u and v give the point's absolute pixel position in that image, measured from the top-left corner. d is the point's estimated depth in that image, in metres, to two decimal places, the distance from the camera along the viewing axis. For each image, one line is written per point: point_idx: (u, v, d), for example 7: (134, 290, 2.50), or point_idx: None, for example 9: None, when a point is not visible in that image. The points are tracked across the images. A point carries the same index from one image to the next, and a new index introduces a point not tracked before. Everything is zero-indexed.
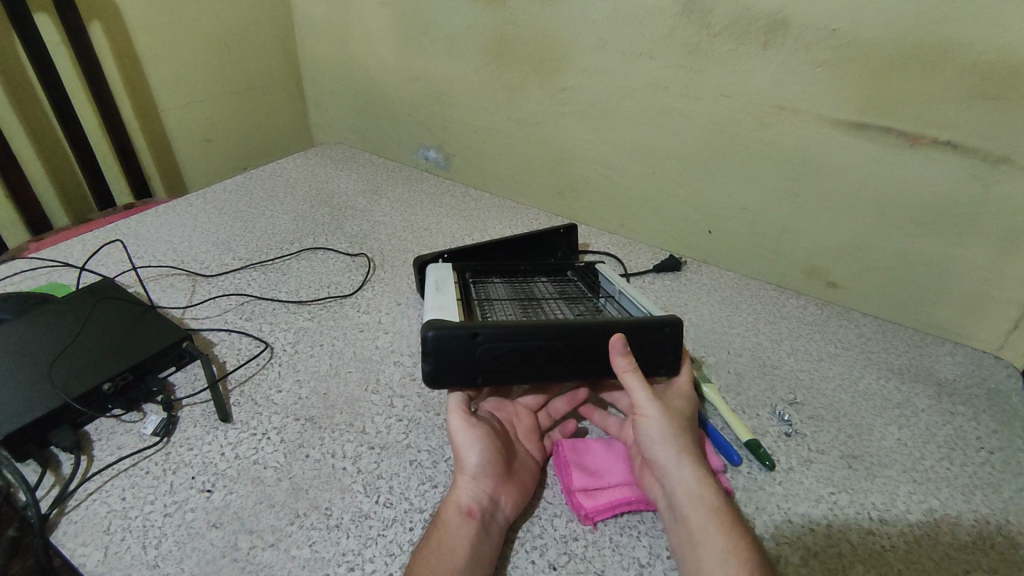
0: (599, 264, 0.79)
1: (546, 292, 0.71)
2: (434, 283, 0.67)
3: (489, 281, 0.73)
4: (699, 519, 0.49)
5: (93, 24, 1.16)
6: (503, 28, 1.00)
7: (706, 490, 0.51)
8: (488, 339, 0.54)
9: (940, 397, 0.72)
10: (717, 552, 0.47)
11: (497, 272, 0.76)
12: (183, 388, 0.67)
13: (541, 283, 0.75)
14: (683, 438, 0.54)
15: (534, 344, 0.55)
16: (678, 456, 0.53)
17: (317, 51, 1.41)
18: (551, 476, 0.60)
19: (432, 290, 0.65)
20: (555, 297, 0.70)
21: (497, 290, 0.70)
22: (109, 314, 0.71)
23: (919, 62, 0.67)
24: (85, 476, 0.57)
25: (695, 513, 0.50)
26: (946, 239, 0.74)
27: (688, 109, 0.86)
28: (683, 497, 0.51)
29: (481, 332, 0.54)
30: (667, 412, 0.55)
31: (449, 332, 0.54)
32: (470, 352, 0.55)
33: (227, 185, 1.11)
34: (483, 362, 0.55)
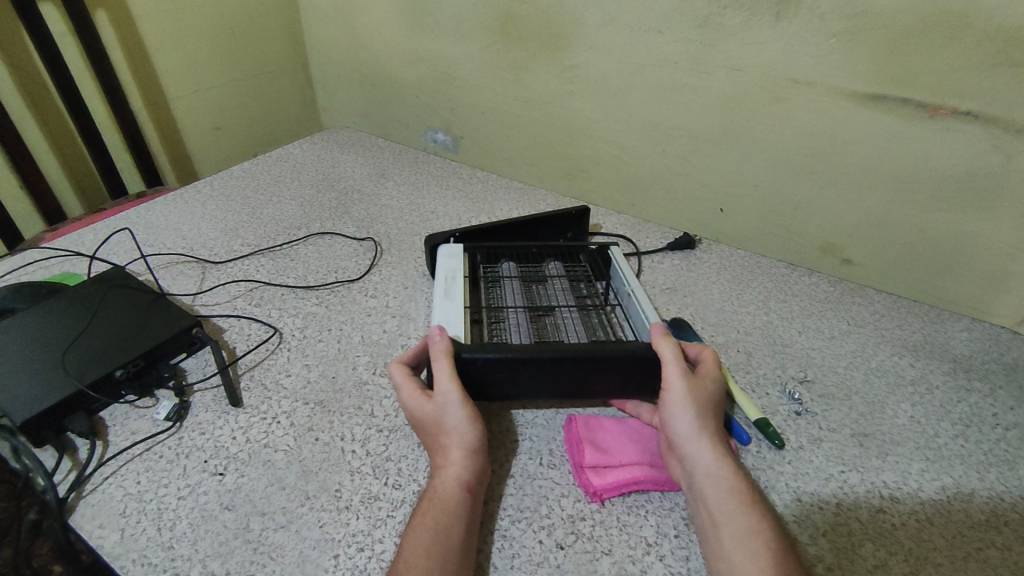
0: (611, 246, 0.77)
1: (557, 288, 0.70)
2: (443, 282, 0.66)
3: (500, 275, 0.72)
4: (719, 502, 0.49)
5: (99, 13, 1.16)
6: (508, 6, 0.98)
7: (727, 472, 0.50)
8: (489, 362, 0.55)
9: (956, 373, 0.71)
10: (739, 534, 0.46)
11: (507, 262, 0.75)
12: (194, 373, 0.68)
13: (553, 273, 0.74)
14: (705, 417, 0.54)
15: (535, 367, 0.56)
16: (698, 435, 0.52)
17: (322, 34, 1.40)
18: (560, 454, 0.60)
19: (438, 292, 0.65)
20: (567, 295, 0.69)
21: (506, 287, 0.69)
22: (120, 302, 0.71)
23: (940, 29, 0.64)
24: (102, 460, 0.58)
25: (716, 492, 0.49)
26: (966, 212, 0.72)
27: (698, 84, 0.84)
28: (704, 477, 0.50)
29: (479, 359, 0.55)
30: (694, 394, 0.54)
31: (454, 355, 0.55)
32: (472, 374, 0.56)
33: (234, 171, 1.11)
34: (484, 381, 0.57)
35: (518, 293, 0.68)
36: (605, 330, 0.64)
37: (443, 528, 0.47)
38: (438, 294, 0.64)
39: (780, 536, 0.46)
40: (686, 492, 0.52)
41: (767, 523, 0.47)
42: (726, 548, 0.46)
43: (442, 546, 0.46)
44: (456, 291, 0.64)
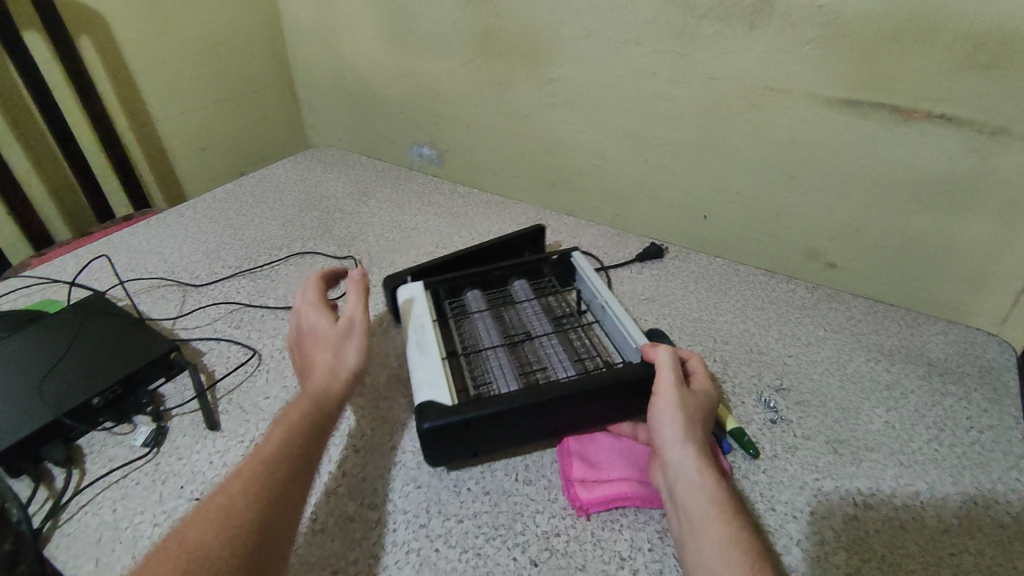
0: (572, 253, 0.78)
1: (527, 312, 0.70)
2: (414, 334, 0.64)
3: (468, 310, 0.70)
4: (699, 510, 0.48)
5: (82, 39, 1.18)
6: (488, 20, 0.99)
7: (709, 482, 0.50)
8: (482, 420, 0.54)
9: (931, 377, 0.71)
10: (717, 544, 0.46)
11: (471, 292, 0.73)
12: (173, 399, 0.68)
13: (521, 295, 0.73)
14: (692, 425, 0.54)
15: (526, 417, 0.55)
16: (683, 443, 0.52)
17: (307, 53, 1.41)
18: (541, 470, 0.60)
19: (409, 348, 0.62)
20: (539, 318, 0.69)
21: (477, 323, 0.68)
22: (99, 328, 0.71)
23: (909, 34, 0.65)
24: (78, 489, 0.59)
25: (696, 501, 0.49)
26: (940, 213, 0.73)
27: (676, 94, 0.85)
28: (684, 485, 0.50)
29: (473, 418, 0.53)
30: (683, 403, 0.55)
31: (446, 422, 0.53)
32: (468, 432, 0.54)
33: (216, 193, 1.12)
34: (479, 437, 0.55)
35: (491, 326, 0.67)
36: (591, 356, 0.64)
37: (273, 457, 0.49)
38: (410, 350, 0.62)
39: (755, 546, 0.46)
40: (665, 500, 0.52)
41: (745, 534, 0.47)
42: (701, 559, 0.46)
43: (272, 472, 0.48)
44: (429, 342, 0.62)
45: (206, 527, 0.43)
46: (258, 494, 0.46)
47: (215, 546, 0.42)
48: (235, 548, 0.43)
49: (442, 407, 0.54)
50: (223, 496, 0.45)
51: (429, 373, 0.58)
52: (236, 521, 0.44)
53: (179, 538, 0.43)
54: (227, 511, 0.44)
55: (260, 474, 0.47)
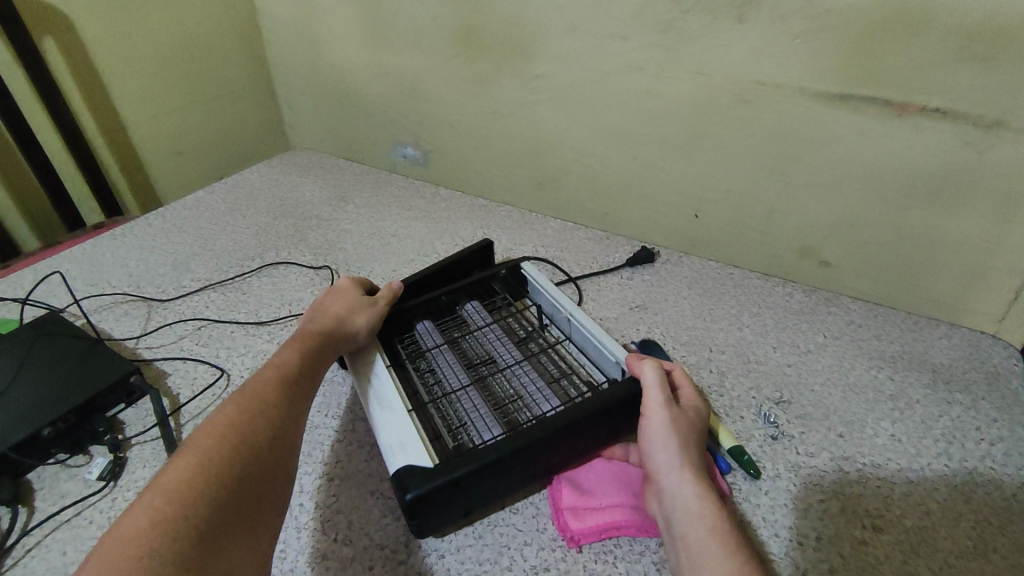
0: (521, 263, 0.73)
1: (487, 338, 0.65)
2: (374, 384, 0.57)
3: (423, 346, 0.64)
4: (700, 542, 0.44)
5: (44, 39, 1.12)
6: (468, 16, 0.95)
7: (709, 510, 0.46)
8: (471, 476, 0.48)
9: (936, 385, 0.68)
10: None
11: (423, 327, 0.67)
12: (133, 426, 0.64)
13: (475, 319, 0.68)
14: (687, 448, 0.50)
15: (516, 464, 0.50)
16: (678, 467, 0.48)
17: (284, 52, 1.36)
18: (529, 498, 0.56)
19: (371, 404, 0.55)
20: (500, 342, 0.64)
21: (437, 363, 0.61)
22: (52, 350, 0.67)
23: (904, 25, 0.62)
24: (26, 530, 0.54)
25: (696, 531, 0.45)
26: (939, 212, 0.70)
27: (664, 91, 0.81)
28: (683, 514, 0.46)
29: (460, 477, 0.47)
30: (675, 421, 0.51)
31: (432, 487, 0.46)
32: (457, 493, 0.48)
33: (186, 200, 1.07)
34: (471, 496, 0.49)
35: (453, 363, 0.61)
36: (568, 379, 0.60)
37: (248, 415, 0.48)
38: (372, 406, 0.55)
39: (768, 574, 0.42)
40: (664, 532, 0.48)
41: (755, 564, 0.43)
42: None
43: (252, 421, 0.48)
44: (392, 391, 0.55)
45: (188, 470, 0.42)
46: (237, 444, 0.45)
47: (205, 486, 0.41)
48: (222, 487, 0.41)
49: (423, 471, 0.47)
50: (197, 447, 0.44)
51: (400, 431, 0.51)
52: (221, 465, 0.43)
53: (159, 482, 0.41)
54: (206, 455, 0.43)
55: (238, 427, 0.46)
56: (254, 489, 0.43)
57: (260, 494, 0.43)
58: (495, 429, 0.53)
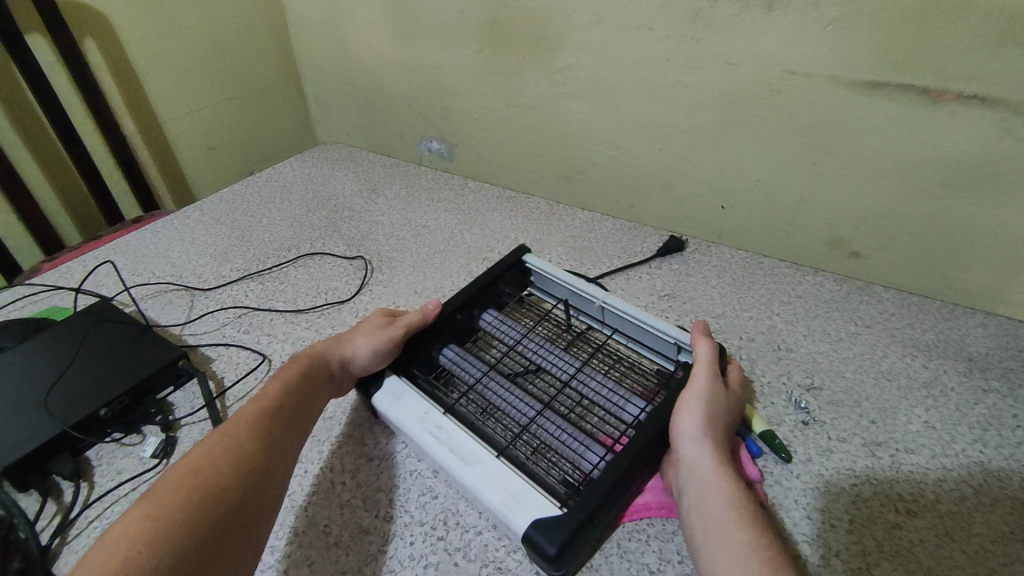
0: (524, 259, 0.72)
1: (529, 348, 0.62)
2: (420, 417, 0.56)
3: (465, 379, 0.59)
4: (716, 512, 0.45)
5: (86, 39, 1.16)
6: (496, 10, 0.96)
7: (725, 483, 0.47)
8: (601, 507, 0.46)
9: (972, 373, 0.67)
10: (738, 549, 0.42)
11: (453, 356, 0.62)
12: (182, 408, 0.67)
13: (502, 332, 0.64)
14: (712, 420, 0.51)
15: (628, 488, 0.49)
16: (700, 438, 0.49)
17: (312, 48, 1.38)
18: None
19: (423, 439, 0.54)
20: (543, 348, 0.61)
21: (497, 397, 0.57)
22: (104, 336, 0.70)
23: (937, 12, 0.61)
24: (88, 503, 0.58)
25: (711, 501, 0.46)
26: (975, 200, 0.69)
27: (691, 81, 0.81)
28: (697, 483, 0.47)
29: (597, 515, 0.46)
30: (706, 395, 0.52)
31: (572, 535, 0.44)
32: (589, 535, 0.46)
33: (224, 194, 1.10)
34: (596, 533, 0.47)
35: (507, 390, 0.57)
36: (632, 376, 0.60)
37: (213, 458, 0.48)
38: (428, 441, 0.53)
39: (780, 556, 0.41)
40: (678, 503, 0.49)
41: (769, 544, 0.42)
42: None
43: (217, 460, 0.48)
44: (447, 423, 0.54)
45: (138, 520, 0.42)
46: (196, 490, 0.45)
47: (172, 518, 0.43)
48: (167, 538, 0.41)
49: (558, 519, 0.45)
50: (158, 495, 0.45)
51: (502, 481, 0.49)
52: (172, 514, 0.43)
53: (110, 536, 0.41)
54: (159, 505, 0.43)
55: (213, 458, 0.48)
56: (207, 538, 0.43)
57: (215, 543, 0.43)
58: (597, 447, 0.51)
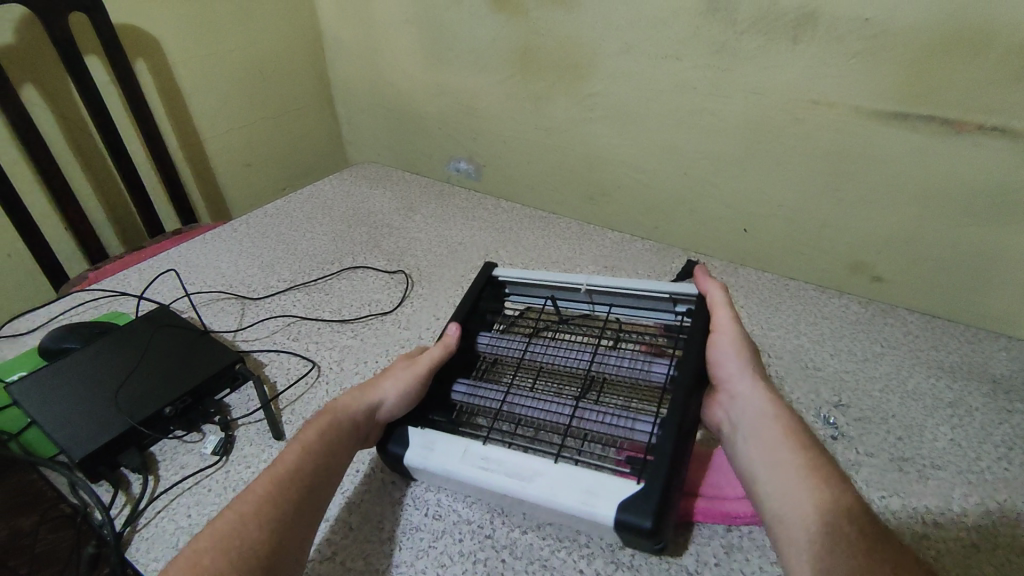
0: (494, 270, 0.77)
1: (540, 356, 0.64)
2: (461, 453, 0.56)
3: (489, 408, 0.59)
4: (772, 433, 0.51)
5: (139, 61, 1.24)
6: (528, 38, 1.01)
7: (775, 409, 0.53)
8: (671, 472, 0.50)
9: (996, 394, 0.70)
10: (796, 462, 0.49)
11: (465, 390, 0.61)
12: (238, 409, 0.71)
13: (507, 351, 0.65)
14: (751, 358, 0.58)
15: (684, 452, 0.52)
16: (747, 373, 0.57)
17: (347, 71, 1.45)
18: None
19: (472, 474, 0.55)
20: (556, 350, 0.64)
21: (532, 411, 0.58)
22: (166, 339, 0.74)
23: (957, 47, 0.65)
24: (154, 496, 0.62)
25: (764, 421, 0.52)
26: (996, 227, 0.72)
27: (717, 109, 0.86)
28: (752, 410, 0.54)
29: (672, 482, 0.49)
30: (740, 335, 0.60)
31: (659, 508, 0.48)
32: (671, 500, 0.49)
33: (268, 209, 1.15)
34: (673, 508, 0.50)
35: (535, 400, 0.59)
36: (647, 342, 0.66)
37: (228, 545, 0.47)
38: (478, 473, 0.54)
39: (833, 468, 0.48)
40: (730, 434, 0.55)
41: (818, 453, 0.50)
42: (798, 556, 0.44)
43: (235, 545, 0.47)
44: (492, 451, 0.56)
45: None
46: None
47: None
48: None
49: (636, 495, 0.49)
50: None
51: (572, 480, 0.52)
52: None
53: None
54: None
55: (230, 537, 0.47)
56: None
57: None
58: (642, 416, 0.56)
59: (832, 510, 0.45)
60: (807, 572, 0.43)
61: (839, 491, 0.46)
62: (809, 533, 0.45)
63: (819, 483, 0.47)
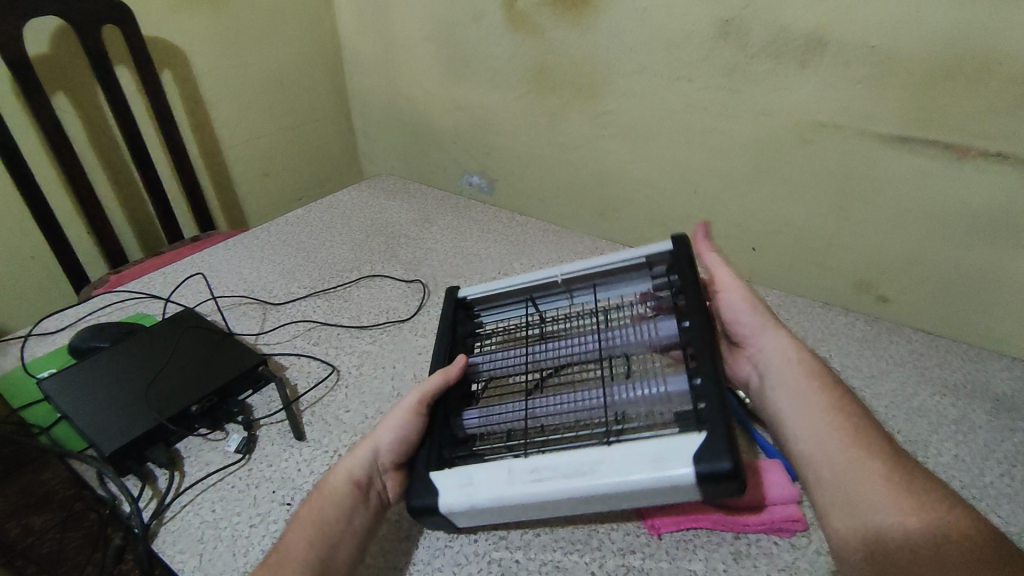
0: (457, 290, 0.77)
1: (543, 359, 0.63)
2: (506, 472, 0.51)
3: (513, 425, 0.59)
4: (799, 382, 0.59)
5: (165, 71, 1.29)
6: (543, 57, 1.05)
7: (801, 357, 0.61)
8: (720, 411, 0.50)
9: (998, 413, 0.71)
10: (824, 405, 0.56)
11: (476, 418, 0.60)
12: (260, 409, 0.73)
13: (506, 368, 0.64)
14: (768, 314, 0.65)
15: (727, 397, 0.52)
16: (766, 326, 0.64)
17: (365, 85, 1.49)
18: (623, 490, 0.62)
19: (527, 489, 0.50)
20: (555, 348, 0.64)
21: (560, 408, 0.58)
22: (192, 341, 0.77)
23: (961, 75, 0.68)
24: (179, 490, 0.64)
25: (789, 369, 0.60)
26: (999, 251, 0.74)
27: (727, 129, 0.88)
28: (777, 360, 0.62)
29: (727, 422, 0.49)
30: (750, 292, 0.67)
31: (727, 449, 0.47)
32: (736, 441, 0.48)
33: (288, 217, 1.18)
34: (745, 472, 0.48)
35: (557, 403, 0.59)
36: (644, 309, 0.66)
37: None
38: (535, 487, 0.50)
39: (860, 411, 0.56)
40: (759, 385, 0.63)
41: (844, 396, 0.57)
42: (878, 518, 0.48)
43: None
44: (538, 460, 0.52)
45: None
46: None
47: None
48: None
49: (705, 445, 0.47)
50: None
51: (637, 461, 0.48)
52: None
53: None
54: None
55: None
56: None
57: None
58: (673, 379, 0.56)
59: (861, 439, 0.53)
60: (834, 509, 0.51)
61: (863, 423, 0.54)
62: (836, 468, 0.52)
63: (846, 424, 0.54)
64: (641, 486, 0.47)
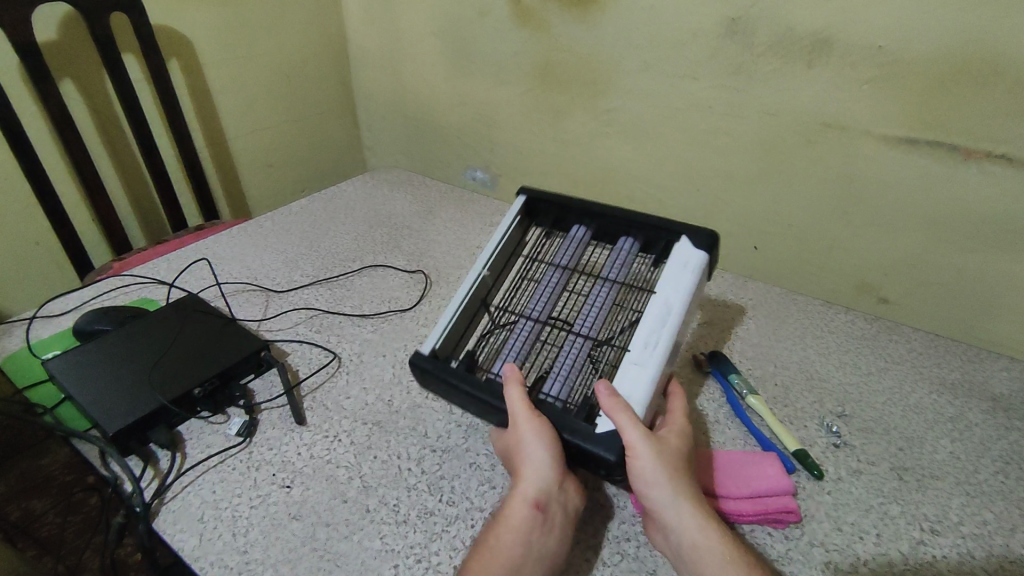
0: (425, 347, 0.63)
1: (542, 308, 0.68)
2: (636, 366, 0.60)
3: (587, 351, 0.64)
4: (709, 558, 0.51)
5: (173, 60, 1.28)
6: (549, 54, 1.05)
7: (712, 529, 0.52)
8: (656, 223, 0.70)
9: (996, 412, 0.72)
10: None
11: (555, 379, 0.62)
12: (262, 394, 0.74)
13: (525, 335, 0.66)
14: (671, 467, 0.54)
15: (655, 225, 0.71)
16: (663, 484, 0.53)
17: (371, 78, 1.49)
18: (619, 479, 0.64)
19: (659, 355, 0.60)
20: (542, 303, 0.68)
21: (602, 306, 0.67)
22: (195, 325, 0.77)
23: (968, 77, 0.68)
24: (180, 471, 0.65)
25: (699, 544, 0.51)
26: (1001, 253, 0.74)
27: (732, 127, 0.88)
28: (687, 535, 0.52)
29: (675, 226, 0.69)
30: (657, 447, 0.54)
31: (692, 233, 0.67)
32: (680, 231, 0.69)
33: (292, 207, 1.19)
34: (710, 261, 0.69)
35: (593, 313, 0.66)
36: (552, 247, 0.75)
37: None
38: (659, 348, 0.61)
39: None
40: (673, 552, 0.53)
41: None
42: None
43: None
44: (637, 339, 0.62)
45: None
46: None
47: None
48: None
49: (688, 237, 0.67)
50: None
51: (680, 274, 0.65)
52: None
53: None
54: None
55: None
56: None
57: None
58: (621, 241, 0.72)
59: None
60: None
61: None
62: None
63: None
64: (692, 283, 0.65)
